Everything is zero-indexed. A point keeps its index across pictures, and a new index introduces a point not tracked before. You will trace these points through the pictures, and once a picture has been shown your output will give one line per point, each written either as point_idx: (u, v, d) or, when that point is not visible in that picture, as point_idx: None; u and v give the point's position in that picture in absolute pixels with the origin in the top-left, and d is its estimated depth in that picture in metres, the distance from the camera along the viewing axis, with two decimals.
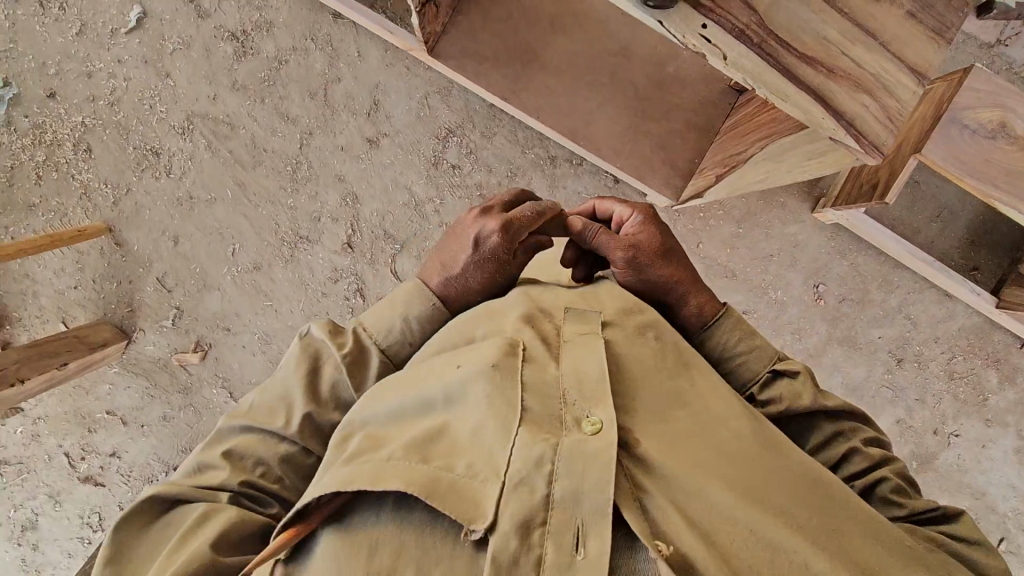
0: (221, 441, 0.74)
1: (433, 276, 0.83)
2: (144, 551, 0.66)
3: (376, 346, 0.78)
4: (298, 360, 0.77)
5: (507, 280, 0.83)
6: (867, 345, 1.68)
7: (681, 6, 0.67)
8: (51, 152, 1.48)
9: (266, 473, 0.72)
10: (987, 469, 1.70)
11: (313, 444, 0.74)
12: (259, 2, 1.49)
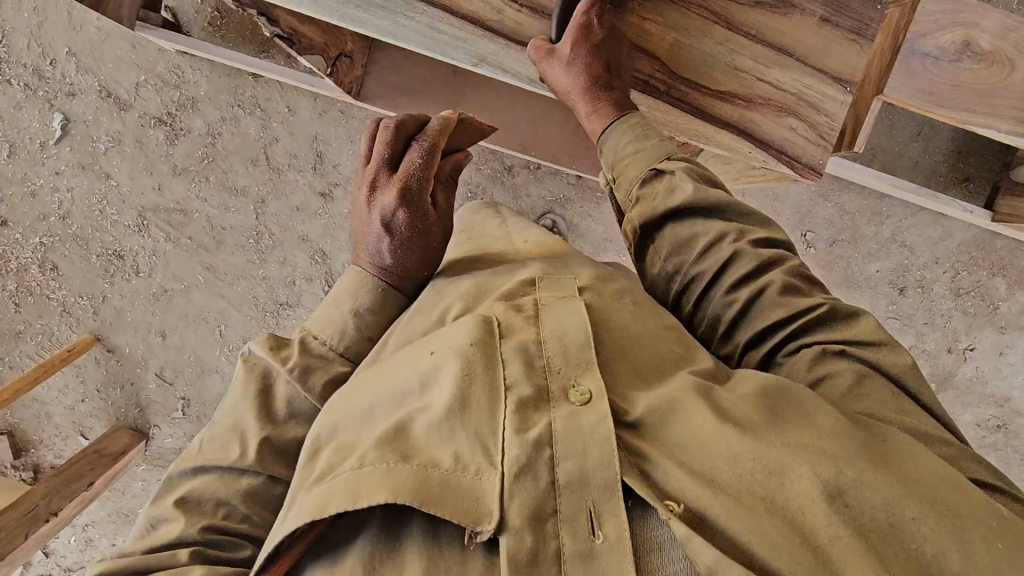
0: (170, 492, 0.69)
1: (360, 260, 0.80)
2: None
3: (333, 351, 0.75)
4: (245, 383, 0.73)
5: (436, 237, 0.80)
6: (867, 281, 1.66)
7: None
8: (20, 279, 1.49)
9: (231, 513, 0.68)
10: (1008, 375, 1.68)
11: (279, 469, 0.70)
12: (176, 79, 1.45)
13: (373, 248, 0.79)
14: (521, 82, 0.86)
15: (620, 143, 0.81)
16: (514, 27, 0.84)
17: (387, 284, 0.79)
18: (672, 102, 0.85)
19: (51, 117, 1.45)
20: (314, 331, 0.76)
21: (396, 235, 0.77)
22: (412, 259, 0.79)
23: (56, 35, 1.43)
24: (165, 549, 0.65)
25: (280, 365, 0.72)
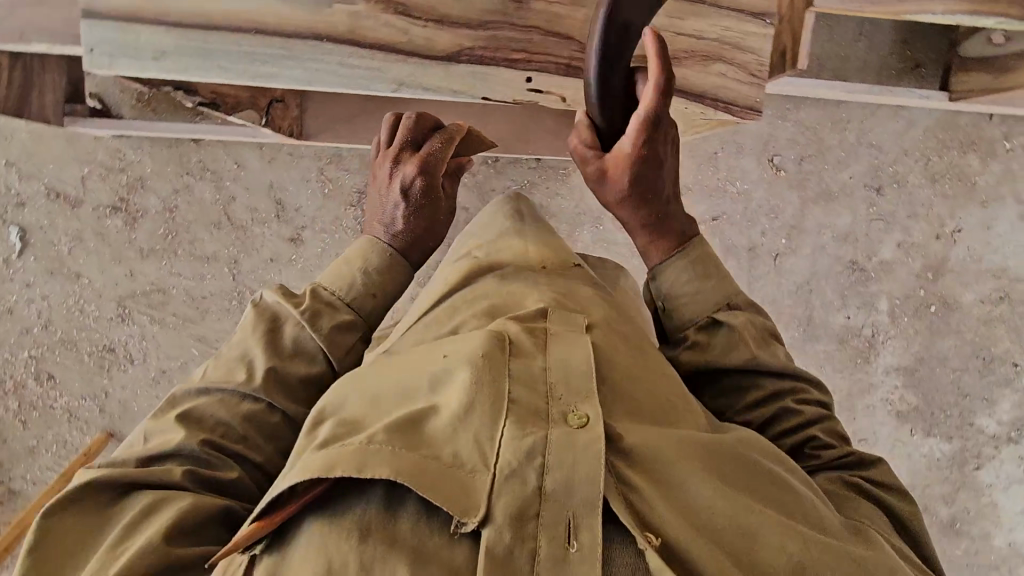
0: (170, 411, 0.75)
1: (373, 229, 0.94)
2: (81, 531, 0.65)
3: (342, 300, 0.86)
4: (255, 324, 0.82)
5: (439, 209, 0.95)
6: (842, 189, 1.64)
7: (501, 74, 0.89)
8: (20, 396, 1.48)
9: (228, 432, 0.74)
10: (999, 246, 1.70)
11: (278, 399, 0.77)
12: (120, 163, 1.44)
13: (387, 219, 0.93)
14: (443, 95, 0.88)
15: (670, 279, 0.83)
16: (424, 42, 0.86)
17: (395, 251, 0.92)
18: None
19: (7, 231, 1.44)
20: (323, 285, 0.87)
21: (411, 204, 0.93)
22: (419, 228, 0.94)
23: None
24: (165, 457, 0.70)
25: (293, 306, 0.83)
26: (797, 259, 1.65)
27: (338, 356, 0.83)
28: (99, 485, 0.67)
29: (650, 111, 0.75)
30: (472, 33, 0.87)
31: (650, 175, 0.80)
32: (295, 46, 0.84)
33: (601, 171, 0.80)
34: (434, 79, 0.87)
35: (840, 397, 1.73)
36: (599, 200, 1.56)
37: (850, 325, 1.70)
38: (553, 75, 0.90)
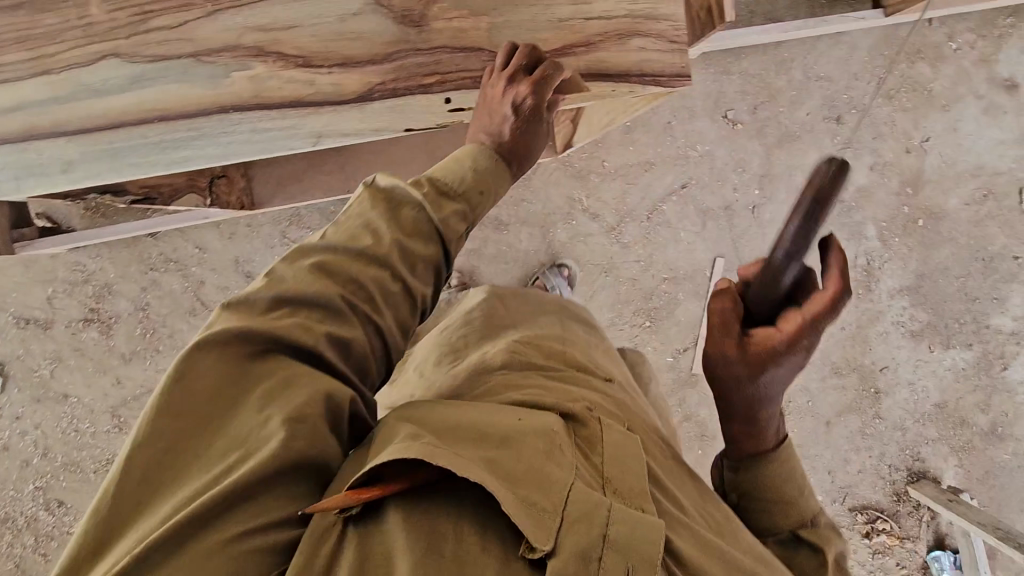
0: (296, 254, 0.61)
1: (476, 136, 0.79)
2: (206, 394, 0.51)
3: (452, 194, 0.70)
4: (373, 202, 0.65)
5: (535, 136, 0.80)
6: (803, 126, 1.60)
7: (420, 100, 0.85)
8: (35, 530, 1.44)
9: (363, 294, 0.61)
10: (971, 144, 1.68)
11: (405, 273, 0.63)
12: (81, 275, 1.41)
13: (493, 127, 0.78)
14: (368, 135, 0.85)
15: (757, 485, 0.75)
16: (334, 87, 0.84)
17: (506, 164, 0.77)
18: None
19: None
20: (436, 176, 0.70)
21: (519, 120, 0.78)
22: (523, 145, 0.79)
23: None
24: (296, 309, 0.57)
25: (414, 193, 0.66)
26: (775, 206, 1.61)
27: (455, 244, 0.68)
28: (249, 333, 0.54)
29: (817, 313, 0.61)
30: (379, 68, 0.85)
31: (780, 377, 0.66)
32: (202, 125, 0.82)
33: (732, 349, 0.65)
34: (356, 123, 0.85)
35: (850, 331, 1.72)
36: (564, 195, 1.54)
37: None
38: (474, 91, 0.86)
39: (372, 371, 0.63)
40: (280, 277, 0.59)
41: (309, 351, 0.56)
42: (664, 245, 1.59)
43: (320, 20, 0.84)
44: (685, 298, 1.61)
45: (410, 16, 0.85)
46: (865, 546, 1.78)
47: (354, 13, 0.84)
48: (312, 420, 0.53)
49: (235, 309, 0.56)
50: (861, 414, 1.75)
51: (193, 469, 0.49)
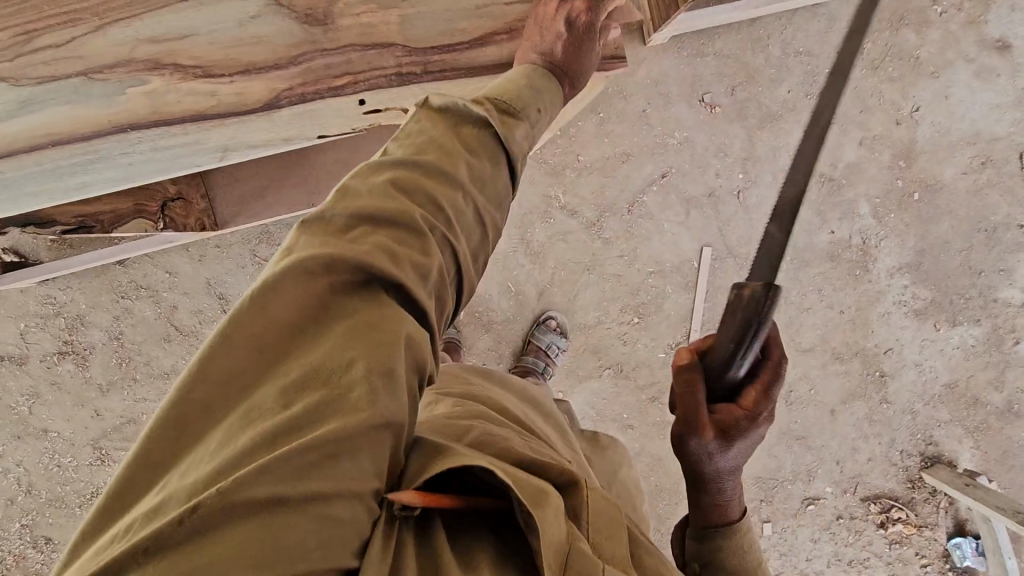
0: (372, 176, 0.59)
1: (527, 53, 0.81)
2: (285, 323, 0.50)
3: (517, 110, 0.70)
4: (437, 119, 0.65)
5: (584, 58, 0.83)
6: (785, 105, 1.54)
7: (329, 102, 0.85)
8: (23, 568, 1.41)
9: (438, 213, 0.60)
10: (964, 112, 1.60)
11: (480, 196, 0.64)
12: (51, 308, 1.38)
13: (541, 45, 0.81)
14: (275, 145, 0.88)
15: (720, 553, 0.74)
16: (235, 96, 0.83)
17: (557, 79, 0.78)
18: (441, 78, 0.84)
19: None
20: (492, 95, 0.70)
21: (569, 37, 0.81)
22: (574, 61, 0.81)
23: None
24: (372, 237, 0.55)
25: (475, 106, 0.67)
26: (761, 190, 1.55)
27: (518, 164, 0.68)
28: (329, 261, 0.52)
29: (771, 386, 0.65)
30: (285, 72, 0.83)
31: (744, 450, 0.68)
32: (101, 145, 0.81)
33: (706, 430, 0.65)
34: (262, 135, 0.86)
35: (850, 315, 1.64)
36: (541, 193, 1.49)
37: (837, 240, 1.61)
38: (388, 88, 0.84)
39: (448, 302, 0.61)
40: (357, 201, 0.57)
41: (386, 283, 0.54)
42: (648, 237, 1.53)
43: (217, 27, 0.82)
44: (673, 291, 1.55)
45: (315, 14, 0.83)
46: (881, 537, 1.71)
47: (253, 15, 0.82)
48: (390, 360, 0.50)
49: (317, 233, 0.54)
50: (867, 400, 1.68)
51: (267, 400, 0.48)
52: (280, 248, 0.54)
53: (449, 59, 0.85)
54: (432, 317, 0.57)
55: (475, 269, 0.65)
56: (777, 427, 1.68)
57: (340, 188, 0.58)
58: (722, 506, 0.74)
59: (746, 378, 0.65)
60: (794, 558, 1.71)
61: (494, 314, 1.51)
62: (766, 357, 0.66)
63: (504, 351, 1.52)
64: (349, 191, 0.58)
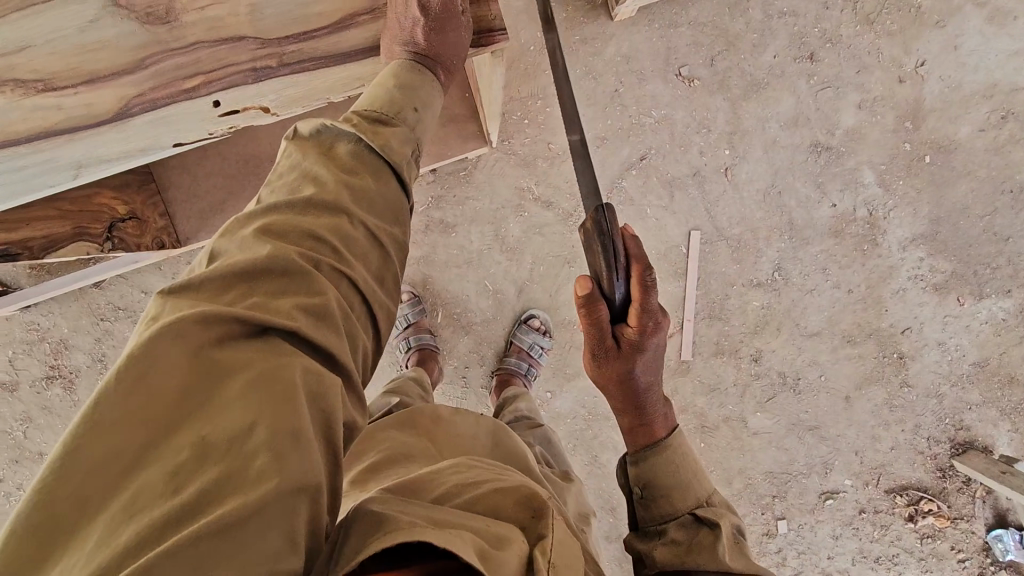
0: (240, 232, 0.53)
1: (392, 51, 0.72)
2: (162, 392, 0.40)
3: (386, 118, 0.65)
4: (306, 147, 0.60)
5: (455, 44, 0.74)
6: (771, 73, 1.43)
7: (183, 107, 0.71)
8: None
9: (322, 245, 0.53)
10: (976, 62, 1.45)
11: (366, 216, 0.58)
12: (35, 333, 1.40)
13: (403, 38, 0.71)
14: (133, 159, 0.72)
15: (653, 470, 0.76)
16: (84, 110, 0.70)
17: (430, 73, 0.72)
18: (299, 70, 0.72)
19: None
20: (362, 108, 0.66)
21: (431, 21, 0.70)
22: (442, 47, 0.72)
23: None
24: (259, 287, 0.49)
25: (343, 124, 0.62)
26: (751, 165, 1.46)
27: (405, 171, 0.64)
28: (208, 318, 0.43)
29: (643, 297, 0.73)
30: (134, 78, 0.70)
31: (650, 361, 0.77)
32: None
33: (608, 356, 0.76)
34: (115, 146, 0.71)
35: (860, 294, 1.52)
36: (514, 186, 1.41)
37: (840, 213, 1.49)
38: (245, 86, 0.72)
39: (363, 343, 0.54)
40: (232, 259, 0.49)
41: (279, 331, 0.46)
42: (630, 224, 1.45)
43: (55, 35, 0.69)
44: (662, 280, 1.48)
45: (156, 12, 0.69)
46: (910, 531, 1.56)
47: (93, 20, 0.69)
48: (298, 410, 0.42)
49: (192, 297, 0.46)
50: (885, 385, 1.55)
51: (148, 488, 0.37)
52: (147, 322, 0.44)
53: (308, 47, 0.72)
54: (345, 360, 0.50)
55: (386, 295, 0.59)
56: (788, 418, 1.54)
57: (210, 253, 0.51)
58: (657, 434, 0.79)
59: (623, 303, 0.74)
60: (815, 556, 1.57)
61: (473, 315, 1.46)
62: (631, 278, 0.74)
63: (486, 353, 1.46)
64: (221, 254, 0.51)
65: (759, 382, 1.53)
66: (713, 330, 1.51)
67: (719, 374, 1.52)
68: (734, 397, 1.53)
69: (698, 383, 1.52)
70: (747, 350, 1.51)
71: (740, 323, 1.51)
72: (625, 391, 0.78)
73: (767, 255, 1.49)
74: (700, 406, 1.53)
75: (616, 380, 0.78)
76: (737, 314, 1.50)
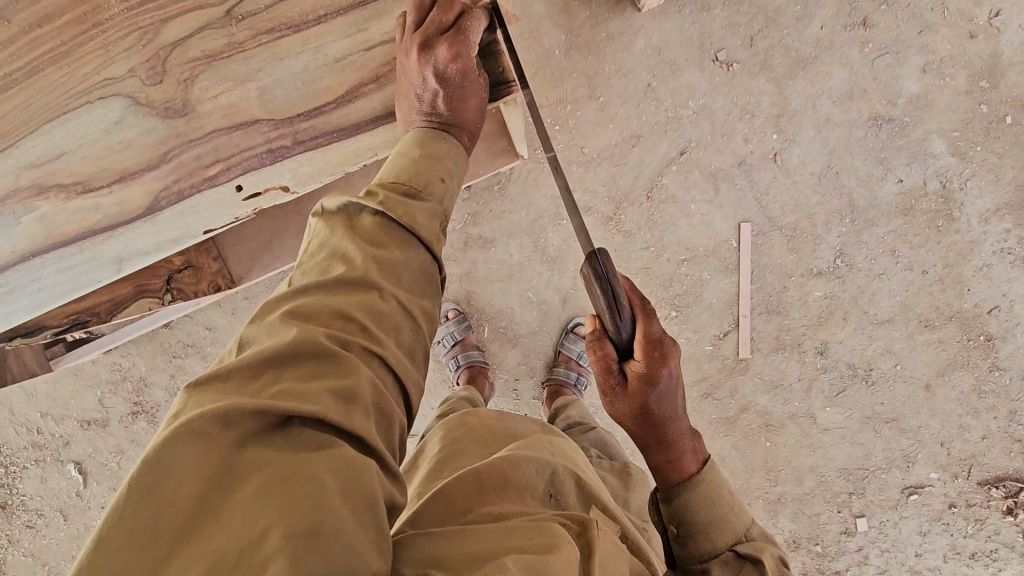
0: (269, 316, 0.54)
1: (410, 119, 0.74)
2: (181, 499, 0.41)
3: (415, 190, 0.66)
4: (332, 224, 0.61)
5: (473, 112, 0.76)
6: (819, 46, 1.33)
7: (205, 194, 0.75)
8: None
9: (352, 325, 0.54)
10: None
11: (398, 292, 0.58)
12: (117, 374, 1.50)
13: (421, 107, 0.73)
14: (167, 249, 0.76)
15: (689, 509, 0.74)
16: (118, 207, 0.74)
17: (452, 139, 0.74)
18: (313, 146, 0.75)
19: (66, 469, 1.51)
20: (386, 180, 0.66)
21: (449, 90, 0.73)
22: (462, 117, 0.75)
23: (22, 407, 1.50)
24: (291, 364, 0.50)
25: (367, 201, 0.62)
26: (803, 148, 1.36)
27: (436, 242, 0.64)
28: (228, 415, 0.44)
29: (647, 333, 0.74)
30: (158, 172, 0.74)
31: (666, 394, 0.75)
32: (12, 276, 0.75)
33: (617, 389, 0.75)
34: (150, 239, 0.76)
35: (937, 274, 1.39)
36: (549, 195, 1.39)
37: (908, 189, 1.37)
38: (263, 168, 0.75)
39: (397, 420, 0.54)
40: (258, 345, 0.51)
41: (305, 420, 0.47)
42: (674, 221, 1.39)
43: (83, 140, 0.73)
44: (712, 277, 1.41)
45: (172, 106, 0.74)
46: (1010, 525, 1.44)
47: (116, 121, 0.73)
48: (320, 507, 0.43)
49: (212, 389, 0.47)
50: (972, 370, 1.42)
51: None
52: (170, 419, 0.46)
53: (321, 123, 0.75)
54: (376, 442, 0.50)
55: (417, 369, 0.59)
56: (861, 412, 1.45)
57: (239, 340, 0.52)
58: (687, 471, 0.76)
59: (629, 339, 0.75)
60: (901, 555, 1.47)
61: (519, 327, 1.45)
62: (635, 311, 0.75)
63: (535, 364, 1.46)
64: (248, 341, 0.52)
65: (827, 376, 1.44)
66: (773, 325, 1.42)
67: (782, 370, 1.44)
68: (800, 393, 1.45)
69: (760, 381, 1.44)
70: (811, 343, 1.43)
71: (801, 316, 1.42)
72: (645, 426, 0.76)
73: (828, 241, 1.39)
74: (763, 404, 1.45)
75: (634, 417, 0.76)
76: (798, 306, 1.42)
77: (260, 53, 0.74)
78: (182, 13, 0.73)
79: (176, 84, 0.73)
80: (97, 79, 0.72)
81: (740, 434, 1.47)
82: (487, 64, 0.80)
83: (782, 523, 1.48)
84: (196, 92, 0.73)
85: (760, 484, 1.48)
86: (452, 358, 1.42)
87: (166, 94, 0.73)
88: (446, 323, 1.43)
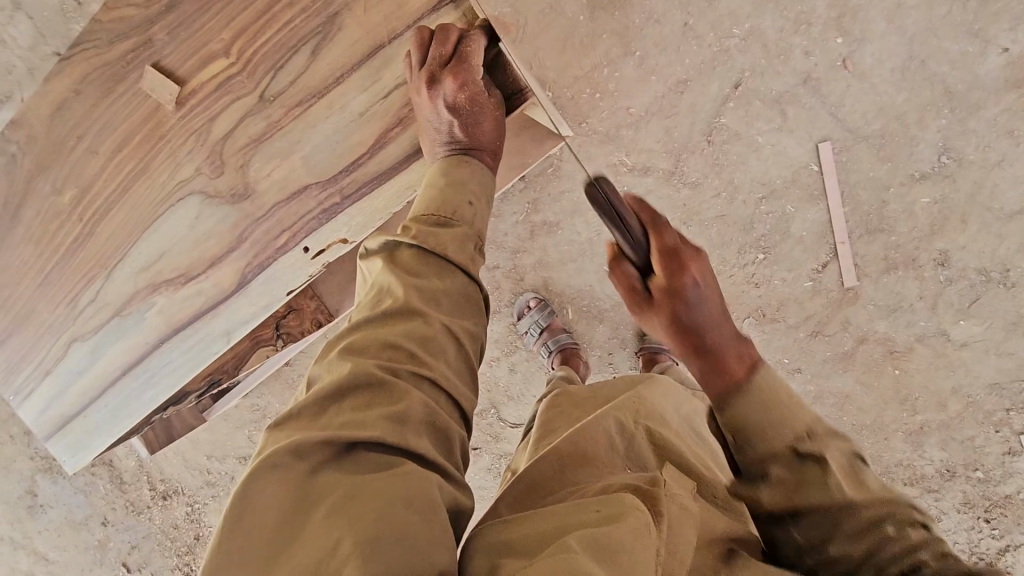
0: (329, 353, 0.60)
1: (434, 151, 0.79)
2: (270, 523, 0.49)
3: (442, 217, 0.70)
4: (376, 262, 0.68)
5: (492, 132, 0.79)
6: None
7: (285, 258, 0.84)
8: None
9: (396, 351, 0.59)
10: None
11: (443, 315, 0.63)
12: (255, 412, 1.69)
13: (441, 138, 0.77)
14: (262, 314, 0.85)
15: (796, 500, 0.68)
16: (216, 288, 0.85)
17: (475, 160, 0.77)
18: (361, 196, 0.82)
19: None
20: (419, 214, 0.71)
21: (463, 118, 0.77)
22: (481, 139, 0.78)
23: (192, 453, 1.74)
24: (352, 395, 0.56)
25: (403, 236, 0.68)
26: (876, 45, 1.22)
27: (472, 266, 0.68)
28: (300, 447, 0.52)
29: (662, 245, 0.77)
30: (241, 250, 0.84)
31: (692, 305, 0.76)
32: (150, 362, 0.87)
33: (644, 304, 0.79)
34: (248, 308, 0.85)
35: None
36: (604, 164, 1.33)
37: (1016, 58, 1.20)
38: (323, 228, 0.83)
39: (456, 434, 0.60)
40: (324, 381, 0.57)
41: (368, 446, 0.53)
42: (744, 159, 1.30)
43: (176, 238, 0.84)
44: (798, 208, 1.31)
45: (237, 191, 0.83)
46: None
47: (196, 216, 0.83)
48: (385, 515, 0.49)
49: (286, 426, 0.54)
50: None
51: None
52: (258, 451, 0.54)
53: (360, 175, 0.82)
54: (434, 455, 0.56)
55: (469, 388, 0.64)
56: (1003, 319, 1.29)
57: (309, 379, 0.59)
58: (741, 375, 0.71)
59: (645, 253, 0.79)
60: None
61: (602, 303, 1.44)
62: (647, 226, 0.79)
63: (625, 335, 1.45)
64: (315, 378, 0.59)
65: (954, 288, 1.29)
66: (878, 245, 1.30)
67: (899, 291, 1.31)
68: (925, 311, 1.31)
69: (876, 307, 1.32)
70: (928, 256, 1.29)
71: (910, 228, 1.28)
72: (665, 322, 0.77)
73: (926, 140, 1.24)
74: (882, 331, 1.33)
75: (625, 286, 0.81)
76: (904, 219, 1.28)
77: (297, 125, 0.82)
78: (225, 108, 0.82)
79: (235, 171, 0.83)
80: (173, 184, 0.83)
81: (864, 366, 1.36)
82: (499, 78, 0.83)
83: (929, 452, 1.36)
84: (253, 173, 0.83)
85: (897, 416, 1.36)
86: (544, 345, 1.41)
87: (230, 182, 0.83)
88: (529, 312, 1.43)
